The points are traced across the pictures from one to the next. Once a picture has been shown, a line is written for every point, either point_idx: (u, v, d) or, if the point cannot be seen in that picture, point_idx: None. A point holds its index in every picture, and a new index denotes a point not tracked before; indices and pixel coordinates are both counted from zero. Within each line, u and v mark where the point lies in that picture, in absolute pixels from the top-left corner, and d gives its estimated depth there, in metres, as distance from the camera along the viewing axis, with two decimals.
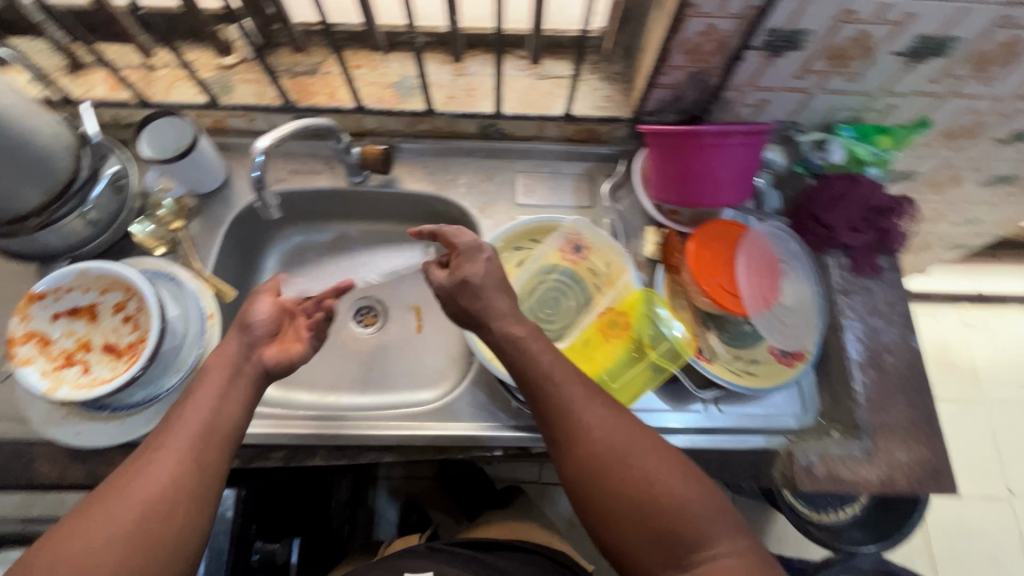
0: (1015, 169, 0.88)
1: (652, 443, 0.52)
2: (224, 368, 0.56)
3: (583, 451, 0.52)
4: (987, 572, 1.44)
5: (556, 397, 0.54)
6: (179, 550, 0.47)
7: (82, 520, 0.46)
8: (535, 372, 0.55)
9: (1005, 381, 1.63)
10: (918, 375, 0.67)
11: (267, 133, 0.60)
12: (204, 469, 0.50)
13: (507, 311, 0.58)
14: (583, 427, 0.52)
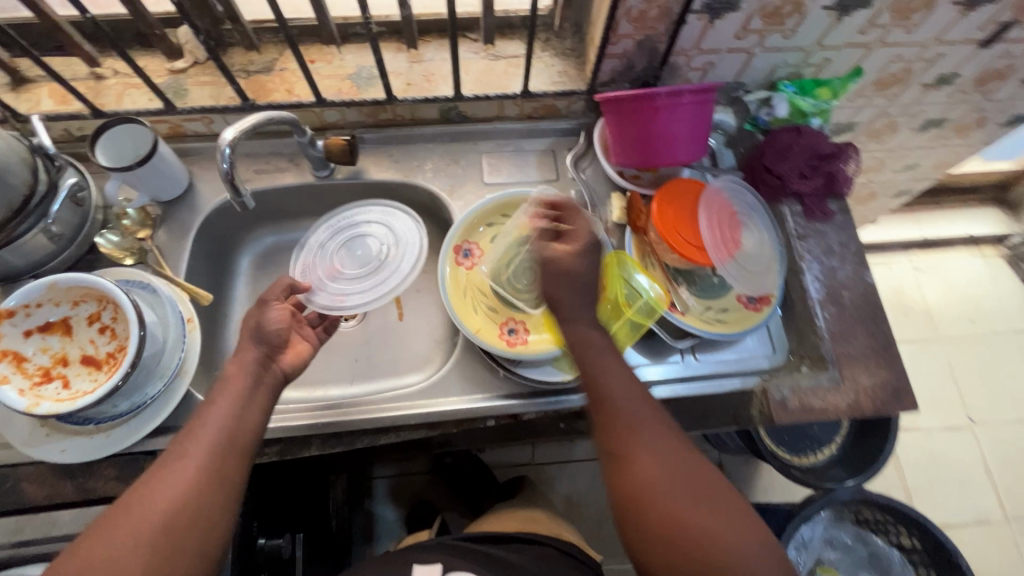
0: (942, 112, 0.95)
1: (705, 476, 0.53)
2: (245, 372, 0.56)
3: (633, 482, 0.53)
4: (958, 496, 1.54)
5: (612, 421, 0.56)
6: (203, 551, 0.48)
7: (108, 527, 0.46)
8: (593, 390, 0.58)
9: (957, 318, 1.73)
10: (873, 307, 0.72)
11: (233, 125, 0.58)
12: (228, 469, 0.51)
13: (587, 312, 0.59)
14: (637, 460, 0.53)
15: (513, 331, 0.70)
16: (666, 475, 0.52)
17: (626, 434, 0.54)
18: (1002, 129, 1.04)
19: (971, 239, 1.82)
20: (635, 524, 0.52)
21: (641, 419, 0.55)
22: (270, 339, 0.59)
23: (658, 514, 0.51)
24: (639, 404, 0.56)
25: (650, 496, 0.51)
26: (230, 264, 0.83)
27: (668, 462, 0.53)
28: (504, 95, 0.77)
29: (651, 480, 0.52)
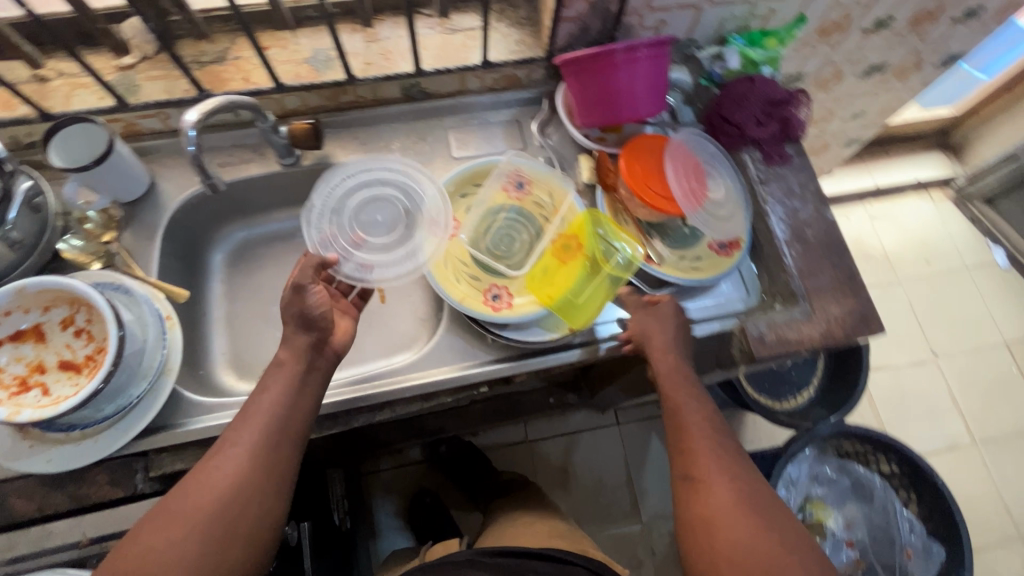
0: (882, 56, 0.99)
1: (772, 520, 0.56)
2: (299, 358, 0.60)
3: (703, 504, 0.58)
4: (928, 426, 1.63)
5: (687, 446, 0.62)
6: (253, 535, 0.52)
7: (168, 507, 0.51)
8: (672, 417, 0.64)
9: (913, 260, 1.83)
10: (835, 242, 0.76)
11: (195, 107, 0.59)
12: (276, 461, 0.55)
13: (662, 348, 0.66)
14: (707, 483, 0.59)
15: (498, 296, 0.71)
16: (738, 501, 0.57)
17: (700, 459, 0.60)
18: (938, 70, 1.09)
19: (919, 184, 1.91)
20: (702, 545, 0.56)
21: (715, 451, 0.61)
22: (320, 326, 0.61)
23: (729, 537, 0.55)
24: (714, 437, 0.62)
25: (720, 519, 0.56)
26: (203, 261, 0.82)
27: (742, 492, 0.58)
28: (464, 67, 0.78)
29: (723, 506, 0.57)
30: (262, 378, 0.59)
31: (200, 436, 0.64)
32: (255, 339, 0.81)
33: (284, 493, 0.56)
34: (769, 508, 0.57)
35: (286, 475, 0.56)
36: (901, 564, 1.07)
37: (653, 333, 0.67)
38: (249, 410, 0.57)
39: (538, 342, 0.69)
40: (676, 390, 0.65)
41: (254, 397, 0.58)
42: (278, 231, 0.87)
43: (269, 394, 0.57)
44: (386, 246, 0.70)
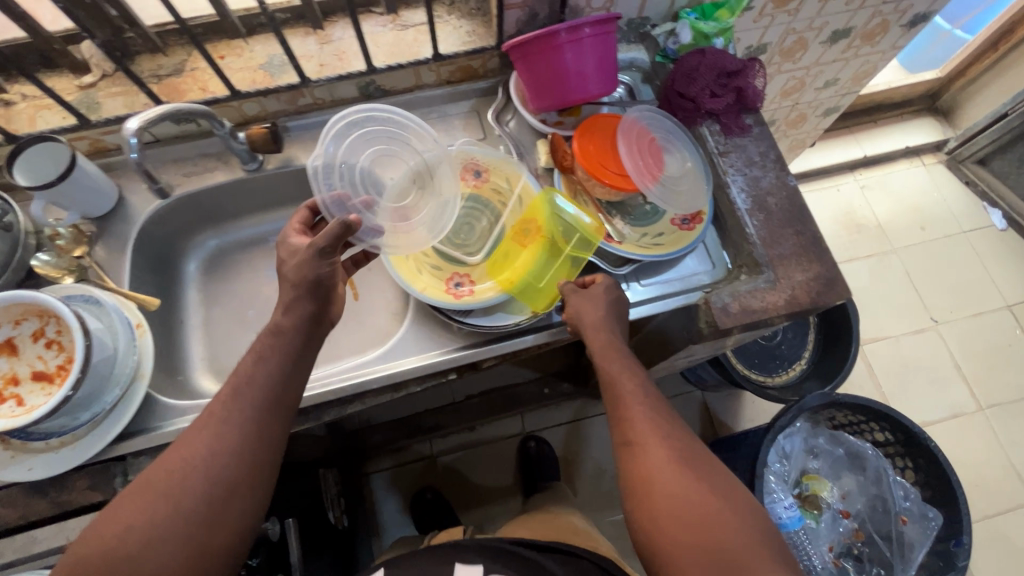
0: (844, 21, 0.99)
1: (710, 476, 0.56)
2: (298, 331, 0.62)
3: (642, 469, 0.57)
4: (932, 394, 1.60)
5: (625, 418, 0.61)
6: (248, 506, 0.55)
7: (161, 478, 0.52)
8: (610, 391, 0.64)
9: (907, 227, 1.80)
10: (798, 208, 0.75)
11: (136, 115, 0.61)
12: (265, 437, 0.57)
13: (591, 323, 0.65)
14: (648, 451, 0.58)
15: (460, 284, 0.71)
16: (675, 461, 0.57)
17: (638, 428, 0.60)
18: (908, 31, 1.08)
19: (911, 151, 1.88)
20: (644, 510, 0.56)
21: (652, 417, 0.61)
22: (321, 294, 0.63)
23: (668, 498, 0.54)
24: (649, 405, 0.62)
25: (657, 481, 0.56)
26: (177, 271, 0.83)
27: (681, 455, 0.57)
28: (416, 61, 0.78)
29: (660, 468, 0.56)
30: (257, 345, 0.61)
31: (177, 437, 0.66)
32: (232, 343, 0.83)
33: (272, 469, 0.57)
34: (704, 464, 0.57)
35: (273, 451, 0.58)
36: (896, 532, 1.04)
37: (585, 308, 0.66)
38: (242, 385, 0.58)
39: (503, 326, 0.69)
40: (613, 363, 0.64)
41: (244, 370, 0.59)
42: (251, 236, 0.88)
43: (261, 369, 0.59)
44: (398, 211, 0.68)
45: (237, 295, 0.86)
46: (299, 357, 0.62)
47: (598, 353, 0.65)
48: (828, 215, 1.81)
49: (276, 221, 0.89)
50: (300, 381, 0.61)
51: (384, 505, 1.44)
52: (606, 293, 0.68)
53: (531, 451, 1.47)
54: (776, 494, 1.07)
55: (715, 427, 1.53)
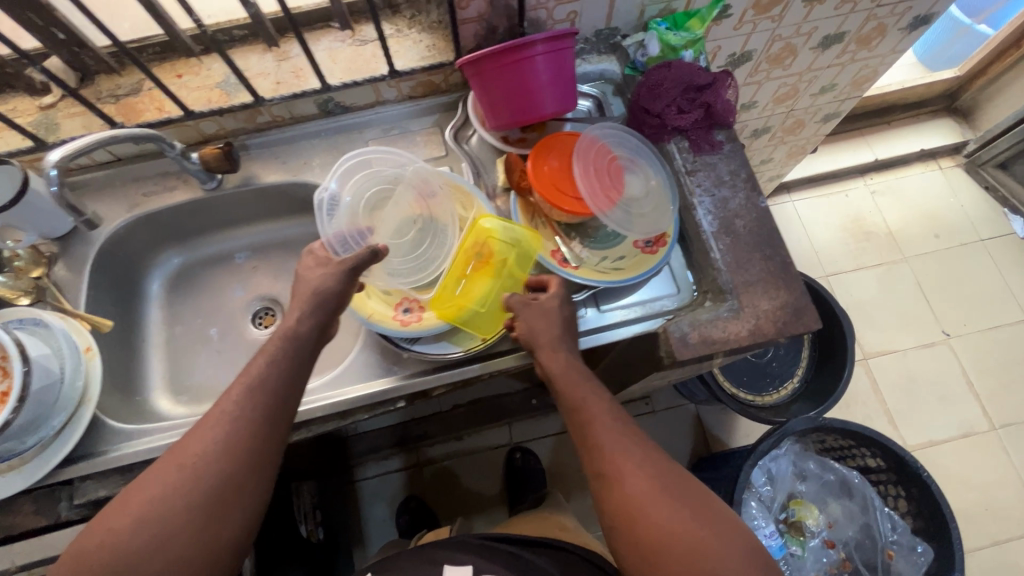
0: (836, 26, 0.93)
1: (686, 491, 0.57)
2: (308, 334, 0.62)
3: (622, 498, 0.56)
4: (942, 412, 1.52)
5: (596, 444, 0.60)
6: (250, 509, 0.55)
7: (164, 478, 0.53)
8: (577, 416, 0.62)
9: (920, 235, 1.71)
10: (768, 231, 0.71)
11: (59, 146, 0.59)
12: (271, 437, 0.57)
13: (546, 341, 0.63)
14: (623, 480, 0.57)
15: (408, 309, 0.69)
16: (653, 487, 0.56)
17: (612, 454, 0.58)
18: (908, 34, 1.01)
19: (926, 153, 1.79)
20: (626, 540, 0.56)
21: (627, 440, 0.59)
22: (331, 308, 0.63)
23: (651, 526, 0.54)
24: (619, 427, 0.60)
25: (638, 513, 0.55)
26: (139, 289, 0.84)
27: (652, 477, 0.57)
28: (373, 78, 0.76)
29: (639, 497, 0.56)
30: (266, 343, 0.61)
31: (124, 462, 0.65)
32: (193, 363, 0.82)
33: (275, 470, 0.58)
34: (679, 484, 0.57)
35: (277, 452, 0.57)
36: (884, 565, 1.00)
37: (538, 324, 0.64)
38: (245, 386, 0.57)
39: (458, 351, 0.68)
40: (580, 385, 0.62)
41: (253, 368, 0.59)
42: (217, 254, 0.88)
43: (271, 367, 0.59)
44: (405, 246, 0.69)
45: (202, 313, 0.86)
46: (301, 357, 0.61)
47: (547, 369, 0.63)
48: (834, 222, 1.74)
49: (241, 239, 0.89)
50: (305, 381, 0.61)
51: (370, 513, 1.44)
52: (558, 310, 0.65)
53: (516, 463, 1.45)
54: (757, 521, 1.03)
55: (708, 442, 1.48)
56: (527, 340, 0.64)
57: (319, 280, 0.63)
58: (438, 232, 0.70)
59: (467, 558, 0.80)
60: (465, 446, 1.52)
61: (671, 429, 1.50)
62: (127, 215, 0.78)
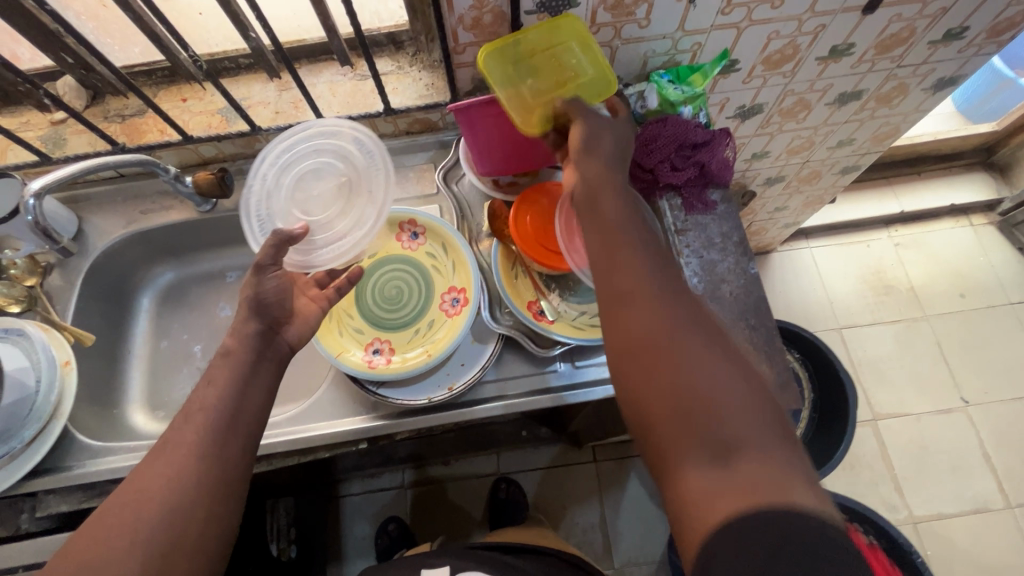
0: (854, 85, 0.90)
1: (714, 334, 0.47)
2: (248, 351, 0.56)
3: (638, 333, 0.46)
4: (955, 485, 1.44)
5: (613, 266, 0.50)
6: (207, 540, 0.48)
7: (103, 518, 0.46)
8: (595, 237, 0.53)
9: (944, 294, 1.63)
10: (755, 300, 0.68)
11: (39, 177, 0.63)
12: (227, 459, 0.51)
13: (602, 153, 0.58)
14: (636, 304, 0.48)
15: (378, 351, 0.70)
16: (678, 324, 0.46)
17: (628, 277, 0.49)
18: (932, 94, 0.97)
19: (957, 209, 1.70)
20: (634, 374, 0.46)
21: (651, 270, 0.50)
22: (271, 313, 0.58)
23: (669, 363, 0.44)
24: (643, 253, 0.51)
25: (657, 349, 0.45)
26: (130, 302, 0.86)
27: (671, 310, 0.47)
28: (369, 114, 0.77)
29: (653, 326, 0.46)
30: (207, 368, 0.55)
31: (86, 480, 0.66)
32: (173, 380, 0.84)
33: (237, 495, 0.51)
34: (706, 325, 0.47)
35: (237, 473, 0.51)
36: None
37: (597, 139, 0.58)
38: (192, 409, 0.52)
39: (428, 398, 0.68)
40: (606, 213, 0.53)
41: (198, 394, 0.53)
42: (209, 270, 0.89)
43: (214, 389, 0.53)
44: (324, 218, 0.64)
45: (189, 326, 0.87)
46: (255, 375, 0.55)
47: (588, 181, 0.56)
48: (853, 273, 1.68)
49: (234, 258, 0.90)
50: (257, 404, 0.55)
51: (351, 529, 1.44)
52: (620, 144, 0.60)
53: (500, 495, 1.41)
54: None
55: None
56: (580, 141, 0.57)
57: (257, 283, 0.57)
58: (351, 191, 0.65)
59: (443, 560, 0.80)
60: (450, 472, 1.50)
61: None
62: (122, 231, 0.81)
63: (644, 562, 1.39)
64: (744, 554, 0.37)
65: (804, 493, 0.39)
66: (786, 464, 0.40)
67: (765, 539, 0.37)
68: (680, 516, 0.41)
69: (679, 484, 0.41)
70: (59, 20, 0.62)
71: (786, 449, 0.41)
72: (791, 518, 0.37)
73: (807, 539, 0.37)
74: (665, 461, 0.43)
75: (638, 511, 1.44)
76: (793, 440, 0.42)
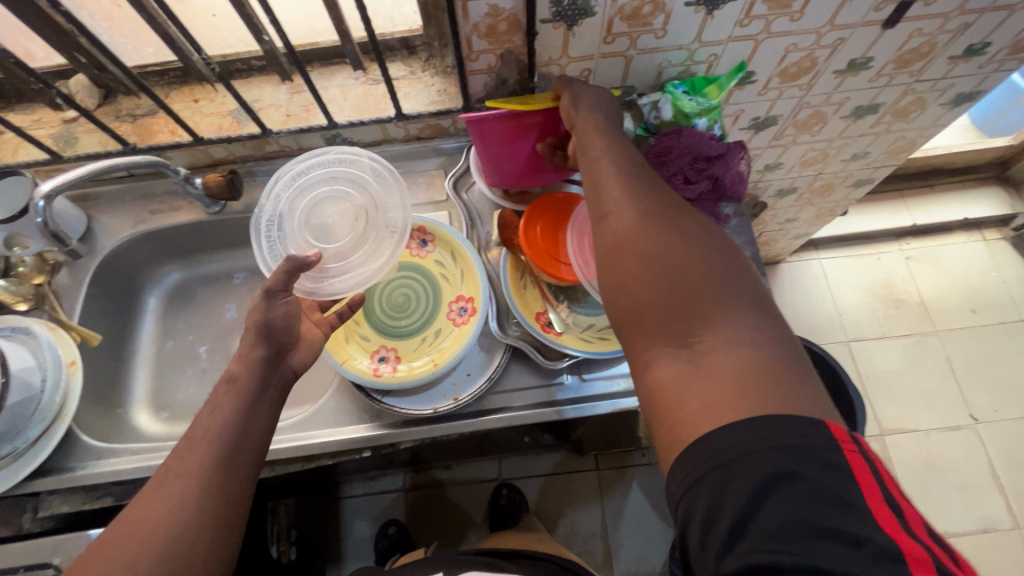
0: (871, 98, 0.89)
1: (702, 234, 0.47)
2: (253, 375, 0.55)
3: (620, 238, 0.47)
4: (961, 503, 1.42)
5: (600, 183, 0.52)
6: (209, 570, 0.47)
7: (103, 550, 0.45)
8: (586, 161, 0.55)
9: (955, 309, 1.61)
10: None
11: (50, 178, 0.63)
12: (231, 487, 0.50)
13: (592, 101, 0.58)
14: (620, 210, 0.49)
15: (383, 359, 0.70)
16: (658, 225, 0.47)
17: (613, 189, 0.50)
18: (950, 109, 0.96)
19: (970, 223, 1.68)
20: (612, 276, 0.47)
21: (637, 182, 0.51)
22: (279, 338, 0.58)
23: (646, 258, 0.45)
24: (629, 169, 0.52)
25: (636, 248, 0.46)
26: (137, 301, 0.86)
27: (655, 214, 0.48)
28: (380, 119, 0.77)
29: (634, 227, 0.47)
30: (210, 396, 0.54)
31: (89, 481, 0.66)
32: (177, 381, 0.83)
33: (238, 523, 0.51)
34: (691, 226, 0.47)
35: (239, 501, 0.51)
36: None
37: (583, 94, 0.59)
38: (195, 437, 0.51)
39: (435, 408, 0.67)
40: (596, 140, 0.55)
41: (200, 421, 0.53)
42: (215, 272, 0.89)
43: (216, 416, 0.52)
44: (338, 244, 0.64)
45: (194, 326, 0.87)
46: (259, 402, 0.55)
47: (578, 130, 0.57)
48: (862, 285, 1.66)
49: (241, 259, 0.89)
50: (259, 429, 0.54)
51: (350, 531, 1.43)
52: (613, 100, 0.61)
53: (502, 501, 1.39)
54: None
55: None
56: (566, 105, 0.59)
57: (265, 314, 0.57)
58: (367, 218, 0.65)
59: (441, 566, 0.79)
60: (451, 476, 1.50)
61: (663, 486, 1.46)
62: (130, 230, 0.80)
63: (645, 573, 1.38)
64: (711, 446, 0.37)
65: (776, 379, 0.38)
66: (763, 351, 0.40)
67: (733, 428, 0.36)
68: (651, 400, 0.42)
69: (652, 371, 0.42)
70: (74, 21, 0.62)
71: (764, 336, 0.40)
72: (762, 408, 0.37)
73: (778, 425, 0.36)
74: (640, 354, 0.44)
75: (640, 521, 1.43)
76: (774, 328, 0.42)
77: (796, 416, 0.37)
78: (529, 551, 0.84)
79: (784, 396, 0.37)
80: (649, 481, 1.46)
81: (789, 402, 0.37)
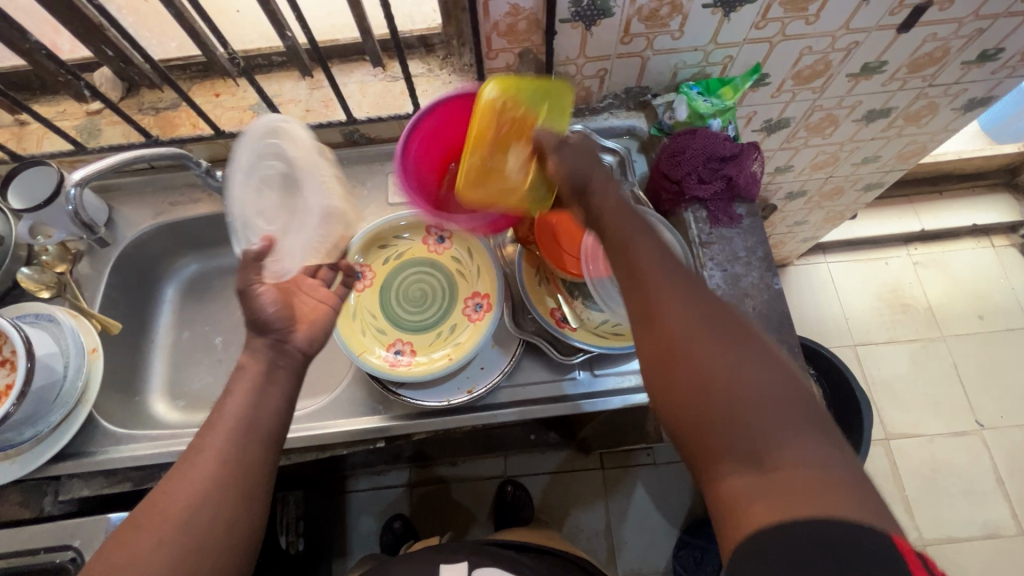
0: (884, 102, 0.89)
1: (741, 328, 0.44)
2: (263, 358, 0.55)
3: (661, 337, 0.44)
4: (966, 509, 1.42)
5: (631, 270, 0.48)
6: (232, 544, 0.47)
7: (133, 524, 0.46)
8: (610, 243, 0.51)
9: (962, 315, 1.61)
10: (778, 316, 0.69)
11: (82, 166, 0.64)
12: (250, 463, 0.50)
13: (601, 174, 0.55)
14: (657, 307, 0.45)
15: (399, 352, 0.71)
16: (697, 323, 0.44)
17: (647, 280, 0.47)
18: (962, 114, 0.96)
19: (978, 229, 1.68)
20: (658, 382, 0.44)
21: (670, 269, 0.47)
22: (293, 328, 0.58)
23: (689, 369, 0.42)
24: (659, 252, 0.49)
25: (679, 352, 0.43)
26: (155, 291, 0.87)
27: (695, 310, 0.44)
28: (398, 116, 0.78)
29: (676, 327, 0.44)
30: (229, 377, 0.54)
31: (109, 466, 0.67)
32: (193, 371, 0.85)
33: (261, 498, 0.50)
34: (728, 320, 0.44)
35: (260, 477, 0.50)
36: None
37: (583, 166, 0.56)
38: (214, 415, 0.51)
39: (449, 400, 0.68)
40: (617, 215, 0.52)
41: (219, 400, 0.52)
42: (231, 264, 0.90)
43: (233, 396, 0.52)
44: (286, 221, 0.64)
45: (209, 317, 0.88)
46: (272, 380, 0.54)
47: (594, 205, 0.54)
48: (870, 290, 1.66)
49: None
50: (275, 407, 0.53)
51: (355, 526, 1.44)
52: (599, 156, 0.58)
53: (507, 497, 1.40)
54: None
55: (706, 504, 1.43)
56: (567, 179, 0.55)
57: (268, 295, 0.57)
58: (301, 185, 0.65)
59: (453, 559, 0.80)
60: (457, 472, 1.51)
61: (668, 486, 1.47)
62: (151, 221, 0.82)
63: (648, 572, 1.39)
64: (782, 565, 0.35)
65: (849, 498, 0.36)
66: (830, 468, 0.37)
67: (800, 545, 0.35)
68: (719, 520, 0.39)
69: (717, 489, 0.40)
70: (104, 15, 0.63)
71: (830, 450, 0.38)
72: (837, 530, 0.34)
73: (852, 550, 0.34)
74: (703, 470, 0.41)
75: (643, 520, 1.44)
76: (830, 436, 0.39)
77: (867, 536, 0.34)
78: (542, 546, 0.84)
79: (852, 515, 0.35)
80: (653, 481, 1.47)
81: (858, 519, 0.35)
